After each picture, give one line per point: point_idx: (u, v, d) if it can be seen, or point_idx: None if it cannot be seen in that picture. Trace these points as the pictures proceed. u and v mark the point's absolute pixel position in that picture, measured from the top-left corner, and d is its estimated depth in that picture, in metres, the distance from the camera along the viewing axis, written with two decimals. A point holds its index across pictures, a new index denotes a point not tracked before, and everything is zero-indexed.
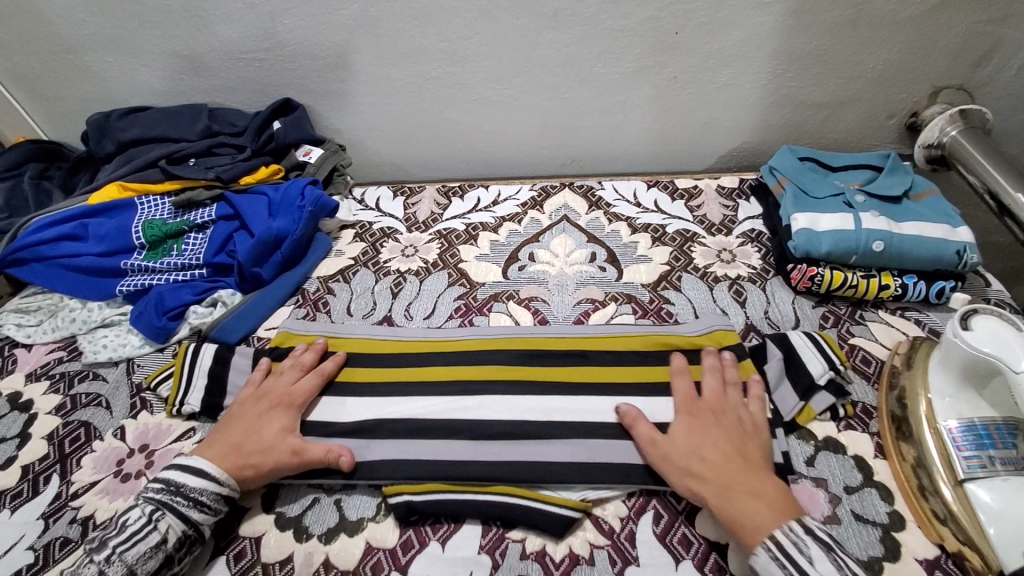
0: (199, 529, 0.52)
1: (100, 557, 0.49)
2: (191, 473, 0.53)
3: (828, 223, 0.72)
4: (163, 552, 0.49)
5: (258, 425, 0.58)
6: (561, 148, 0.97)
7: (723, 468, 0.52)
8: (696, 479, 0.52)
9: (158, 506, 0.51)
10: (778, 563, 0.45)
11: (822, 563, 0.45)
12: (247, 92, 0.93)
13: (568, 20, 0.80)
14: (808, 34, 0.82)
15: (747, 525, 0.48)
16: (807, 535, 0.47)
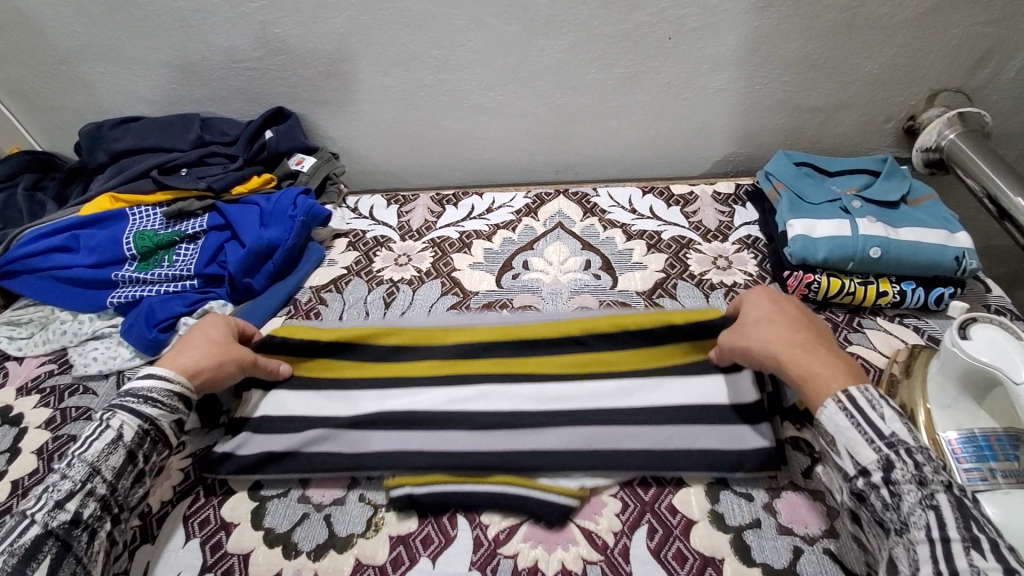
0: (156, 424, 0.53)
1: (61, 465, 0.50)
2: (143, 377, 0.55)
3: (824, 230, 0.71)
4: (122, 447, 0.51)
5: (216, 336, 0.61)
6: (556, 155, 0.96)
7: (798, 337, 0.53)
8: (776, 344, 0.53)
9: (110, 410, 0.52)
10: (846, 412, 0.47)
11: (891, 419, 0.46)
12: (240, 101, 0.93)
13: (560, 27, 0.79)
14: (802, 38, 0.81)
15: (820, 379, 0.50)
16: (880, 395, 0.47)
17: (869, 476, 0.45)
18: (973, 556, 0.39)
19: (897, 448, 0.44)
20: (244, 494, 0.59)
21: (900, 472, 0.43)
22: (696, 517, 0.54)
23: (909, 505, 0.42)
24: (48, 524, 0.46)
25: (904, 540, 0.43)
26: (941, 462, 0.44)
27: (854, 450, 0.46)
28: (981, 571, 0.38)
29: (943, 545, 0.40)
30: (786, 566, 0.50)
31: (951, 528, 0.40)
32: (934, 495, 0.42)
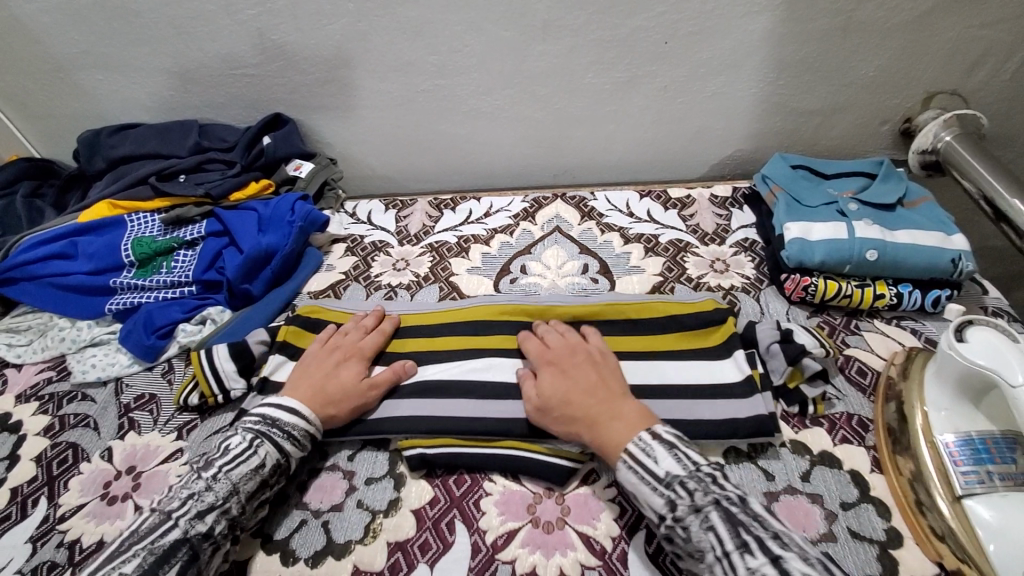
0: (289, 460, 0.56)
1: (207, 475, 0.52)
2: (284, 410, 0.57)
3: (820, 232, 0.71)
4: (261, 475, 0.54)
5: (333, 371, 0.62)
6: (553, 159, 0.96)
7: (587, 396, 0.56)
8: (553, 400, 0.57)
9: (257, 434, 0.55)
10: (631, 469, 0.50)
11: (663, 456, 0.49)
12: (238, 107, 0.93)
13: (556, 32, 0.80)
14: (797, 42, 0.82)
15: (612, 441, 0.53)
16: (650, 436, 0.51)
17: (665, 518, 0.47)
18: (748, 559, 0.43)
19: (672, 485, 0.48)
20: None
21: (681, 506, 0.46)
22: None
23: (695, 533, 0.45)
24: (188, 531, 0.49)
25: (706, 567, 0.45)
26: (710, 480, 0.47)
27: (647, 499, 0.49)
28: (755, 569, 0.42)
29: (726, 560, 0.43)
30: None
31: (727, 539, 0.44)
32: (707, 514, 0.45)
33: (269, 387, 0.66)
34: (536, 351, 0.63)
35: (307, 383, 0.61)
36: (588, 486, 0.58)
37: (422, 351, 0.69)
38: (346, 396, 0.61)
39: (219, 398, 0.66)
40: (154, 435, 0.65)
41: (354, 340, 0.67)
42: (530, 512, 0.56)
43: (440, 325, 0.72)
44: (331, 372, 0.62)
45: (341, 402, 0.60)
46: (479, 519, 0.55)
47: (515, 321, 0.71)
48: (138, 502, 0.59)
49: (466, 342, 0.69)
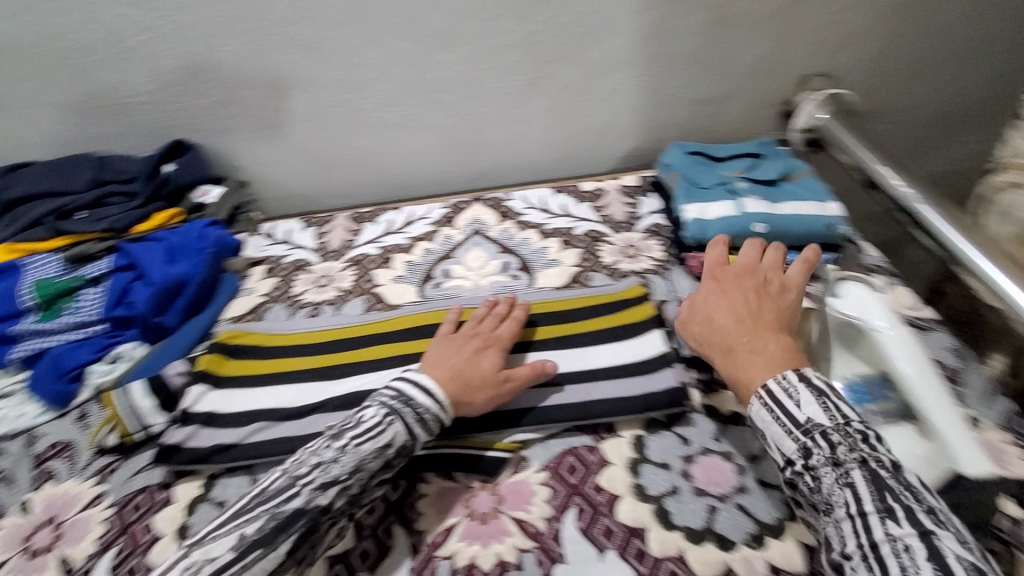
0: (416, 443, 0.56)
1: (338, 445, 0.53)
2: (421, 389, 0.57)
3: (714, 211, 0.77)
4: (385, 456, 0.53)
5: (472, 359, 0.62)
6: (469, 164, 0.98)
7: (735, 331, 0.60)
8: (717, 339, 0.61)
9: (391, 411, 0.55)
10: (767, 408, 0.52)
11: (808, 402, 0.50)
12: (137, 136, 0.89)
13: (454, 40, 0.82)
14: (680, 37, 0.88)
15: (744, 382, 0.56)
16: (800, 376, 0.52)
17: (794, 464, 0.49)
18: (889, 525, 0.43)
19: (810, 434, 0.49)
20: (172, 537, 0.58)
21: (816, 457, 0.48)
22: (620, 492, 0.57)
23: (828, 485, 0.47)
24: (310, 502, 0.49)
25: (831, 520, 0.46)
26: (859, 438, 0.48)
27: (778, 442, 0.50)
28: (897, 539, 0.42)
29: (860, 519, 0.44)
30: (704, 526, 0.54)
31: (868, 502, 0.44)
32: (849, 473, 0.46)
33: (190, 417, 0.65)
34: (710, 287, 0.67)
35: (446, 365, 0.61)
36: (520, 473, 0.60)
37: (351, 365, 0.70)
38: (485, 384, 0.60)
39: (137, 436, 0.65)
40: (72, 482, 0.63)
41: (488, 330, 0.67)
42: (467, 505, 0.57)
43: (367, 337, 0.73)
44: (471, 359, 0.62)
45: (476, 389, 0.60)
46: (416, 521, 0.57)
47: (441, 325, 0.73)
48: (62, 553, 0.57)
49: (394, 350, 0.70)
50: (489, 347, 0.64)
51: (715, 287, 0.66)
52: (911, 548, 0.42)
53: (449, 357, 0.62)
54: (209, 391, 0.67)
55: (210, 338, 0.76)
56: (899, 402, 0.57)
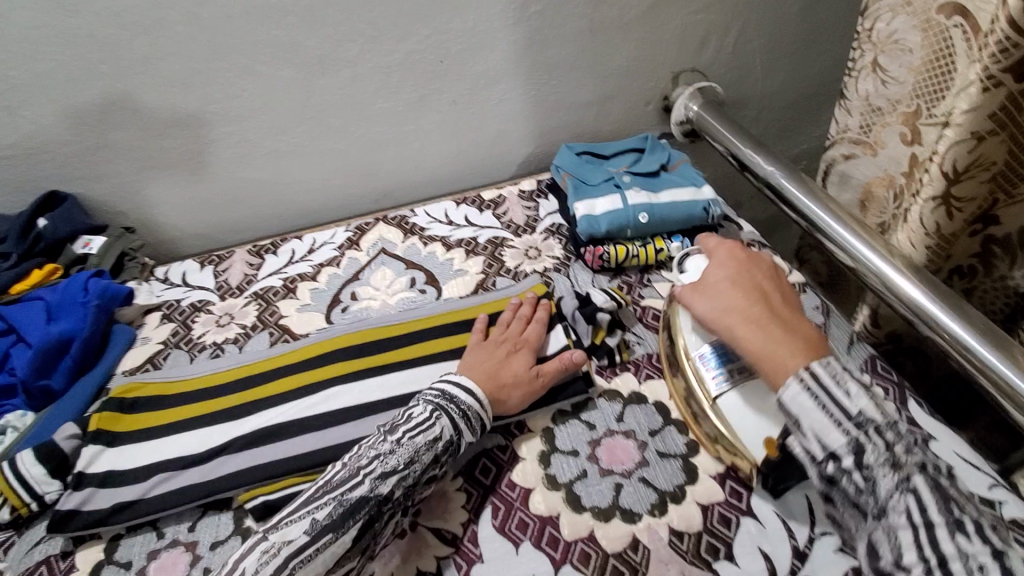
0: (461, 439, 0.58)
1: (393, 438, 0.55)
2: (463, 389, 0.60)
3: (602, 206, 0.81)
4: (436, 448, 0.56)
5: (507, 361, 0.64)
6: (369, 185, 0.99)
7: (762, 313, 0.56)
8: (734, 313, 0.57)
9: (437, 408, 0.58)
10: (810, 393, 0.48)
11: (857, 397, 0.47)
12: (3, 192, 0.83)
13: (334, 65, 0.83)
14: (556, 45, 0.92)
15: (777, 362, 0.52)
16: (840, 367, 0.49)
17: (840, 460, 0.46)
18: (958, 540, 0.41)
19: (863, 428, 0.46)
20: None
21: (872, 455, 0.45)
22: (532, 484, 0.60)
23: (886, 490, 0.44)
24: (372, 490, 0.52)
25: (881, 525, 0.44)
26: (911, 439, 0.46)
27: (825, 434, 0.47)
28: (969, 555, 0.40)
29: (925, 530, 0.42)
30: (611, 503, 0.58)
31: (932, 510, 0.42)
32: (911, 478, 0.44)
33: (86, 479, 0.61)
34: (719, 263, 0.63)
35: (482, 369, 0.63)
36: (437, 483, 0.60)
37: (257, 401, 0.68)
38: (520, 382, 0.63)
39: (34, 506, 0.61)
40: None
41: (519, 330, 0.69)
42: None
43: (273, 370, 0.71)
44: (503, 361, 0.65)
45: (514, 387, 0.62)
46: None
47: (348, 348, 0.73)
48: None
49: (302, 379, 0.70)
50: (519, 347, 0.67)
51: (724, 262, 0.63)
52: (985, 566, 0.40)
53: (480, 363, 0.64)
54: (104, 449, 0.64)
55: (105, 394, 0.72)
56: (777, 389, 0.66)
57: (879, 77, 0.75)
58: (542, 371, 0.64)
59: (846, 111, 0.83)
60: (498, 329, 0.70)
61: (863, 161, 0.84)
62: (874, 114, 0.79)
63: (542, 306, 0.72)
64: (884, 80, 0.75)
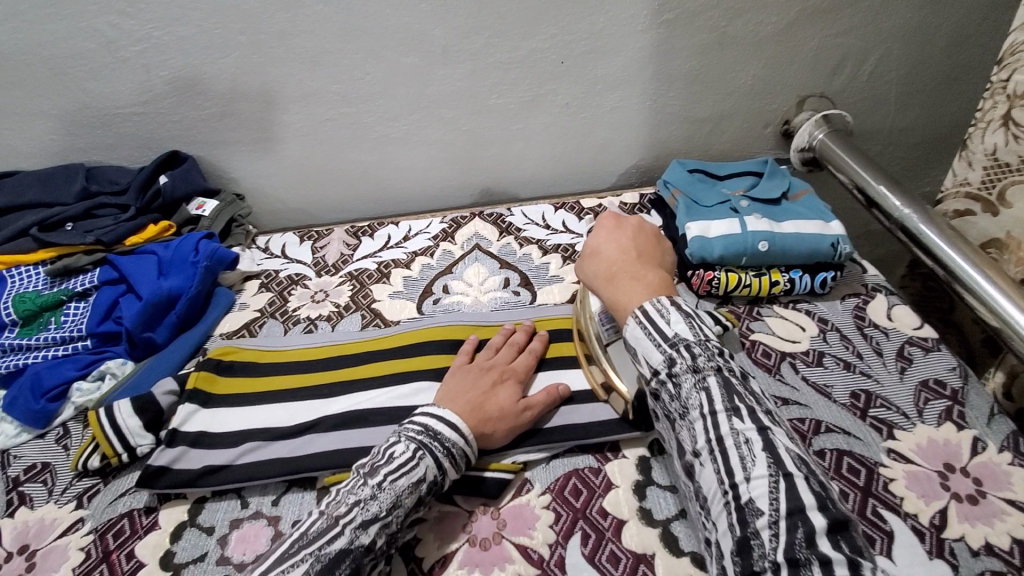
0: (443, 479, 0.53)
1: (374, 482, 0.49)
2: (446, 424, 0.54)
3: (718, 229, 0.77)
4: (419, 491, 0.51)
5: (493, 392, 0.60)
6: (469, 179, 0.98)
7: (619, 266, 0.57)
8: (609, 268, 0.57)
9: (422, 446, 0.52)
10: (641, 326, 0.49)
11: (672, 323, 0.48)
12: (130, 147, 0.86)
13: (456, 56, 0.82)
14: (682, 57, 0.88)
15: (624, 302, 0.53)
16: (662, 304, 0.50)
17: (658, 375, 0.47)
18: (734, 421, 0.43)
19: (676, 346, 0.47)
20: (154, 565, 0.54)
21: (679, 366, 0.46)
22: (626, 516, 0.55)
23: (686, 391, 0.45)
24: (353, 542, 0.46)
25: (686, 423, 0.45)
26: (717, 351, 0.47)
27: (647, 355, 0.48)
28: (739, 433, 0.42)
29: (712, 417, 0.43)
30: None
31: (717, 401, 0.44)
32: (707, 377, 0.45)
33: (179, 438, 0.62)
34: (610, 231, 0.61)
35: (466, 397, 0.58)
36: (522, 497, 0.58)
37: (346, 383, 0.67)
38: (505, 416, 0.58)
39: (123, 458, 0.61)
40: (49, 507, 0.59)
41: (506, 359, 0.65)
42: (466, 530, 0.55)
43: (365, 353, 0.71)
44: (489, 391, 0.60)
45: (497, 422, 0.58)
46: (414, 548, 0.54)
47: (439, 341, 0.71)
48: None
49: (393, 366, 0.69)
50: (506, 379, 0.62)
51: (610, 230, 0.61)
52: (750, 440, 0.42)
53: (463, 389, 0.59)
54: (199, 410, 0.65)
55: (201, 354, 0.74)
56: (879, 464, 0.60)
57: (1013, 132, 0.71)
58: (529, 406, 0.60)
59: (964, 164, 0.78)
60: (486, 353, 0.66)
61: (980, 220, 0.79)
62: (1001, 170, 0.74)
63: (537, 338, 0.69)
64: (1017, 135, 0.71)
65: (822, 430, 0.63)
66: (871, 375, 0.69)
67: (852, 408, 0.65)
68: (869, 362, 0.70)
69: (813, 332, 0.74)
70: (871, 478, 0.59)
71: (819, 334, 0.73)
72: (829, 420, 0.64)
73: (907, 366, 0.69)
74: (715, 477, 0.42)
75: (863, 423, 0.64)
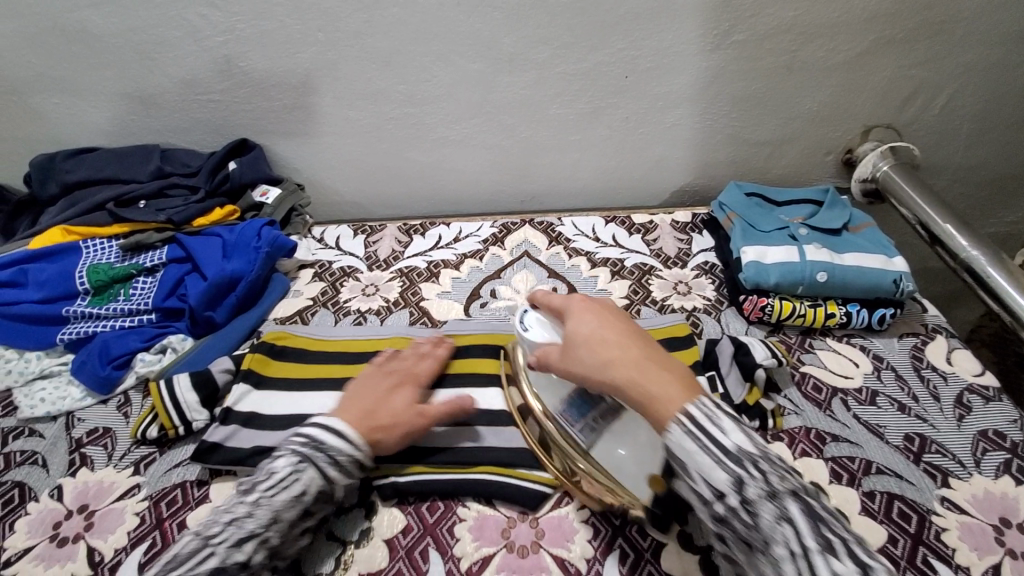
0: (334, 487, 0.53)
1: (249, 499, 0.50)
2: (332, 432, 0.54)
3: (775, 256, 0.76)
4: (302, 503, 0.51)
5: (390, 397, 0.60)
6: (521, 185, 0.98)
7: (622, 346, 0.51)
8: (608, 368, 0.50)
9: (304, 458, 0.52)
10: (690, 435, 0.45)
11: (732, 436, 0.45)
12: (203, 132, 0.90)
13: (522, 66, 0.83)
14: (748, 78, 0.87)
15: (659, 399, 0.47)
16: (717, 420, 0.45)
17: (726, 499, 0.43)
18: (831, 562, 0.40)
19: (742, 463, 0.43)
20: None
21: (752, 489, 0.42)
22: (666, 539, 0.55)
23: (766, 522, 0.41)
24: (226, 560, 0.46)
25: (767, 559, 0.41)
26: (784, 470, 0.44)
27: (705, 471, 0.44)
28: (840, 574, 0.39)
29: (803, 558, 0.40)
30: None
31: (805, 534, 0.41)
32: (786, 503, 0.42)
33: (233, 416, 0.64)
34: (597, 317, 0.55)
35: (359, 404, 0.58)
36: (561, 508, 0.58)
37: None
38: (399, 423, 0.58)
39: (179, 430, 0.64)
40: (107, 470, 0.62)
41: (412, 366, 0.65)
42: (505, 536, 0.56)
43: (413, 350, 0.72)
44: (384, 398, 0.60)
45: (390, 428, 0.57)
46: (452, 547, 0.55)
47: (483, 345, 0.72)
48: (90, 543, 0.56)
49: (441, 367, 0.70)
50: (406, 385, 0.63)
51: (598, 316, 0.55)
52: None
53: (359, 397, 0.59)
54: (252, 390, 0.67)
55: (255, 337, 0.76)
56: (930, 499, 0.59)
57: None
58: (423, 412, 0.60)
59: None
60: (392, 359, 0.66)
61: None
62: None
63: (445, 344, 0.69)
64: None
65: (873, 470, 0.61)
66: (926, 420, 0.66)
67: (905, 451, 0.63)
68: (924, 406, 0.68)
69: (866, 369, 0.72)
70: (922, 525, 0.57)
71: (873, 371, 0.71)
72: (880, 461, 0.62)
73: (965, 414, 0.67)
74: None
75: (915, 468, 0.62)
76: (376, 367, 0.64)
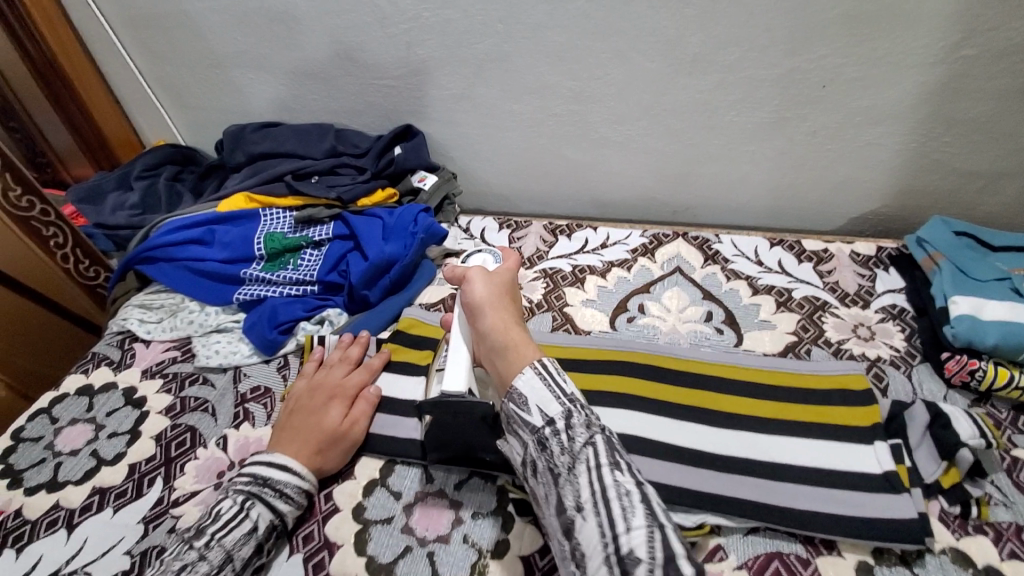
0: (284, 519, 0.55)
1: (199, 543, 0.51)
2: (275, 467, 0.56)
3: (995, 312, 0.65)
4: (255, 538, 0.52)
5: (319, 417, 0.61)
6: (678, 195, 0.92)
7: (506, 304, 0.60)
8: (496, 310, 0.58)
9: (249, 496, 0.54)
10: (540, 376, 0.51)
11: (571, 386, 0.52)
12: (373, 115, 0.94)
13: (704, 67, 0.76)
14: (974, 99, 0.74)
15: (520, 350, 0.55)
16: (562, 371, 0.52)
17: (553, 423, 0.49)
18: (616, 476, 0.45)
19: (574, 401, 0.50)
20: (348, 514, 0.58)
21: (577, 417, 0.49)
22: None
23: (578, 443, 0.47)
24: None
25: (570, 477, 0.46)
26: (590, 412, 0.50)
27: (541, 402, 0.50)
28: (619, 484, 0.45)
29: (596, 470, 0.46)
30: None
31: (602, 455, 0.46)
32: (596, 434, 0.48)
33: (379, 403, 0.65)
34: (500, 275, 0.64)
35: (296, 433, 0.60)
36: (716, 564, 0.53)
37: None
38: (335, 443, 0.60)
39: None
40: (266, 430, 0.66)
41: (338, 377, 0.66)
42: None
43: (555, 359, 0.70)
44: (316, 419, 0.61)
45: (330, 450, 0.60)
46: None
47: (630, 364, 0.68)
48: None
49: (586, 382, 0.66)
50: (335, 399, 0.63)
51: (500, 276, 0.64)
52: (630, 491, 0.44)
53: (294, 425, 0.60)
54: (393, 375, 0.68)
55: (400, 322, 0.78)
56: None
57: None
58: (355, 421, 0.62)
59: None
60: (320, 374, 0.67)
61: None
62: None
63: (376, 353, 0.69)
64: None
65: None
66: None
67: None
68: None
69: None
70: None
71: None
72: None
73: None
74: (597, 530, 0.43)
75: None
76: (308, 381, 0.66)
